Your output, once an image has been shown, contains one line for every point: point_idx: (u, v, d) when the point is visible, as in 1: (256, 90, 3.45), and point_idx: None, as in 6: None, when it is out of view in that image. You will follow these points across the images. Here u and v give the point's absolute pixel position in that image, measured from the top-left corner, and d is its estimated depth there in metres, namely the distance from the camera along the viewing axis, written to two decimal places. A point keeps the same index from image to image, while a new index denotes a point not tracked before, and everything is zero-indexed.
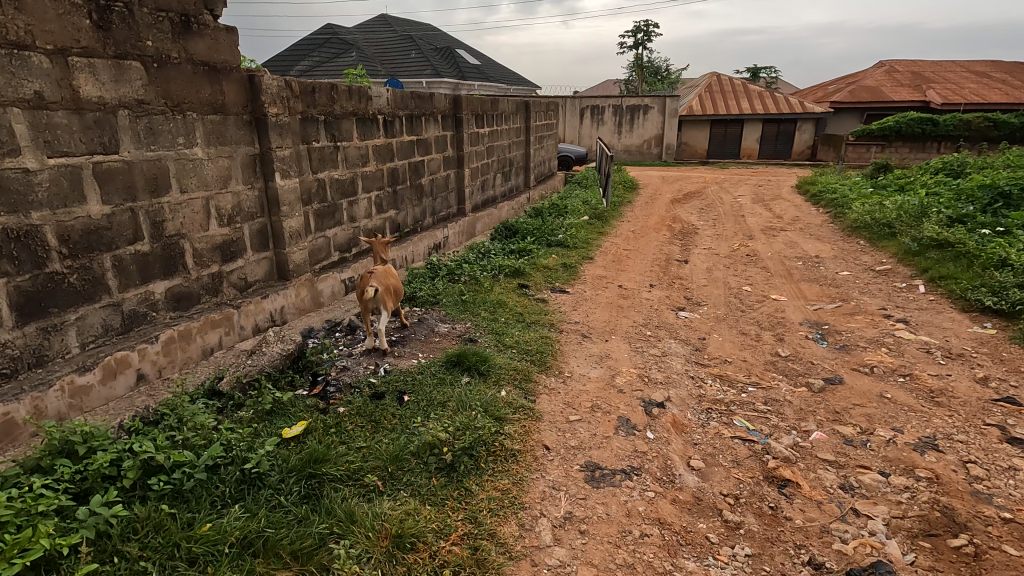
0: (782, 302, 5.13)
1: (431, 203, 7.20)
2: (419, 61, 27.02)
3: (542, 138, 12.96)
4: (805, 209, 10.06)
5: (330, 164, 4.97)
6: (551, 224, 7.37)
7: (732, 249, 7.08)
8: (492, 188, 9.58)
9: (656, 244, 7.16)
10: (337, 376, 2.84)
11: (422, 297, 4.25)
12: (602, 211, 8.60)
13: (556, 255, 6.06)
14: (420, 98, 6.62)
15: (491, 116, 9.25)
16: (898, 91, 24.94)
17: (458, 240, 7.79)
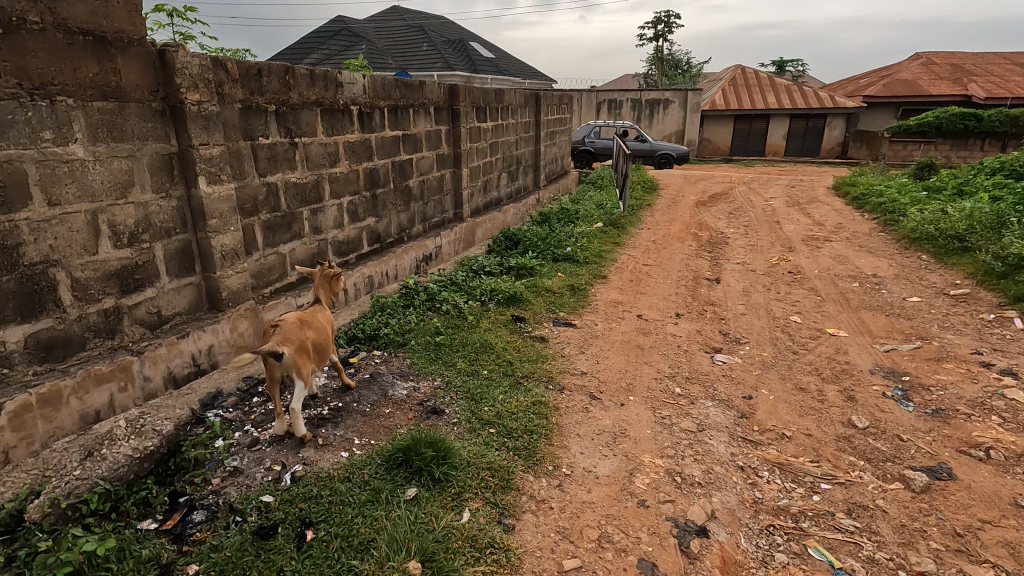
0: (842, 339, 4.12)
1: (422, 208, 6.30)
2: (431, 55, 26.07)
3: (554, 133, 11.98)
4: (848, 215, 8.95)
5: (285, 165, 4.07)
6: (559, 234, 6.40)
7: (770, 265, 6.05)
8: (495, 190, 8.66)
9: (681, 258, 6.15)
10: (212, 494, 2.01)
11: (386, 337, 3.34)
12: (619, 216, 7.60)
13: (563, 273, 5.11)
14: (407, 87, 5.69)
15: (495, 109, 8.30)
16: (937, 85, 23.40)
17: (454, 251, 6.89)
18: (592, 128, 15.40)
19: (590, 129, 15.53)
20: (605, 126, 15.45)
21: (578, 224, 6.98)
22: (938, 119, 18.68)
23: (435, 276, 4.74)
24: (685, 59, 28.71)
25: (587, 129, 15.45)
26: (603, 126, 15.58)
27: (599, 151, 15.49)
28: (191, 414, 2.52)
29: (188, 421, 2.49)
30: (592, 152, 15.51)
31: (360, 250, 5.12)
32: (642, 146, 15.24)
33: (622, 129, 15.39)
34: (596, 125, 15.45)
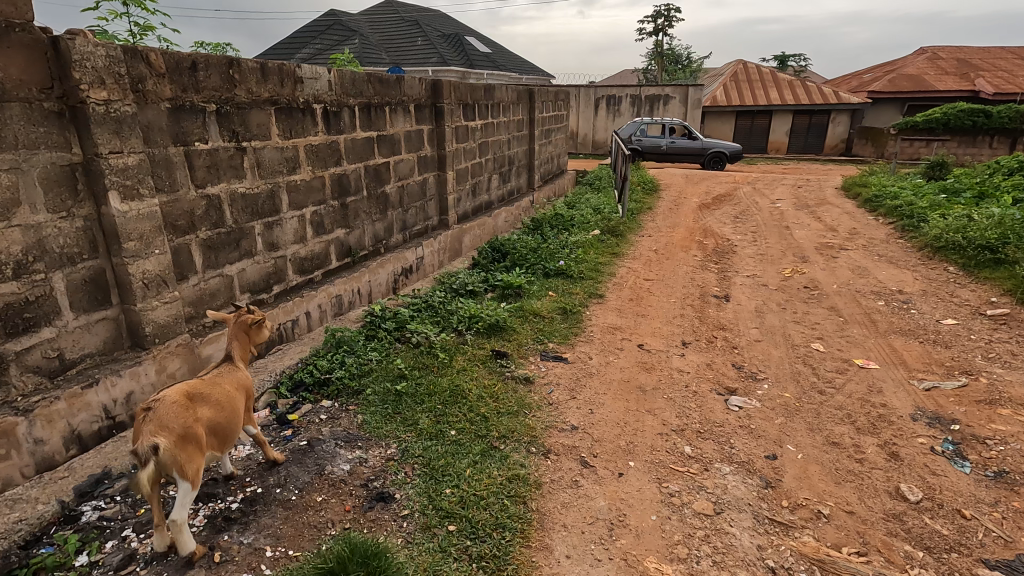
0: (874, 374, 3.58)
1: (401, 216, 5.75)
2: (425, 50, 25.42)
3: (550, 131, 11.42)
4: (861, 219, 8.42)
5: (229, 173, 3.51)
6: (552, 244, 5.84)
7: (782, 279, 5.50)
8: (485, 194, 8.08)
9: (685, 271, 5.60)
10: None
11: (338, 383, 2.79)
12: (617, 222, 7.05)
13: (555, 292, 4.56)
14: (382, 83, 5.13)
15: (484, 107, 7.73)
16: (943, 80, 22.85)
17: (439, 262, 6.35)
18: (640, 125, 14.88)
19: (638, 126, 15.03)
20: (652, 123, 14.85)
21: (572, 233, 6.44)
22: (946, 116, 18.17)
23: (409, 297, 4.18)
24: (685, 54, 28.09)
25: (636, 126, 14.91)
26: (653, 124, 14.77)
27: (647, 149, 14.94)
28: (59, 509, 2.33)
29: (53, 519, 2.30)
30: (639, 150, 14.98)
31: (327, 266, 4.58)
32: (692, 145, 14.55)
33: (670, 126, 14.73)
34: (644, 122, 14.90)
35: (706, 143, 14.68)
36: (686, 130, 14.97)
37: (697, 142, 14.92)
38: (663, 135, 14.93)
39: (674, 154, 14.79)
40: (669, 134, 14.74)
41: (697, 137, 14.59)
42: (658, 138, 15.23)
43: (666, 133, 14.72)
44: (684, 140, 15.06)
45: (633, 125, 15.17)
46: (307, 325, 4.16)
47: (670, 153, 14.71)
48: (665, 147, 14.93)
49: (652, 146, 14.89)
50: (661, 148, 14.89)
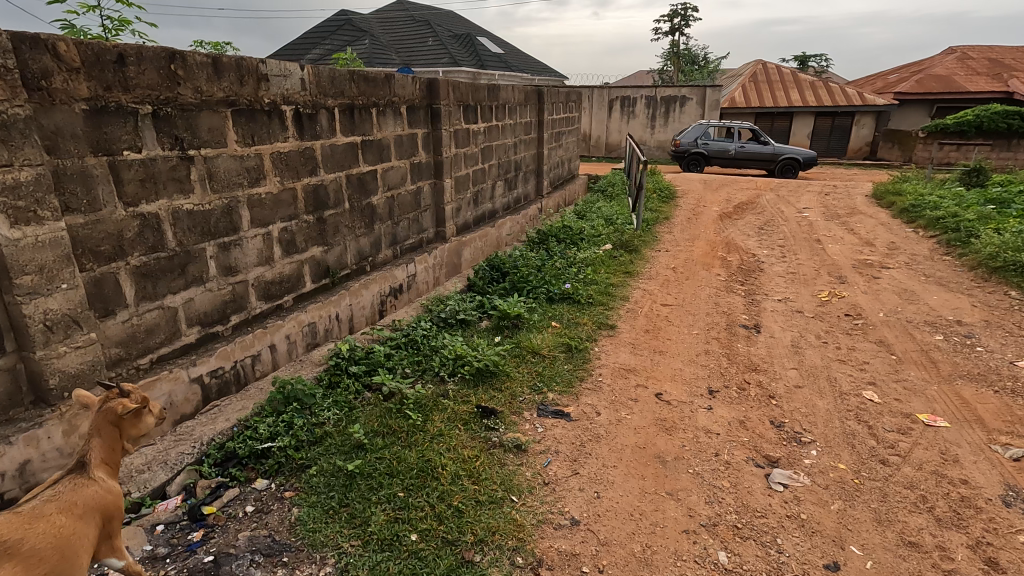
0: (944, 435, 2.94)
1: (391, 230, 5.19)
2: (435, 50, 24.94)
3: (560, 134, 10.82)
4: (899, 231, 7.72)
5: (171, 188, 2.97)
6: (558, 262, 5.24)
7: (819, 306, 4.85)
8: (487, 202, 7.51)
9: (707, 294, 4.97)
10: None
11: (279, 456, 2.24)
12: (632, 236, 6.43)
13: (559, 323, 3.97)
14: (367, 81, 4.57)
15: (487, 109, 7.15)
16: (974, 80, 21.88)
17: (434, 279, 5.78)
18: (705, 128, 14.17)
19: (703, 129, 14.14)
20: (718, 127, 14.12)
21: (581, 249, 5.83)
22: (979, 119, 17.29)
23: (390, 329, 3.61)
24: (702, 53, 27.28)
25: (702, 129, 14.18)
26: (718, 129, 13.68)
27: (712, 154, 14.15)
28: None
29: None
30: (704, 155, 14.21)
31: (300, 290, 4.03)
32: (764, 153, 13.65)
33: (739, 130, 13.95)
34: (709, 125, 14.17)
35: (776, 149, 13.82)
36: (756, 134, 13.87)
37: (767, 148, 13.87)
38: (729, 140, 13.91)
39: (742, 160, 13.96)
40: (736, 139, 13.96)
41: (767, 142, 13.76)
42: (725, 142, 14.09)
43: (732, 137, 13.95)
44: (752, 144, 14.02)
45: (698, 129, 14.46)
46: (270, 361, 3.62)
47: (737, 158, 13.90)
48: (732, 152, 13.93)
49: (717, 151, 14.10)
50: (728, 154, 13.98)
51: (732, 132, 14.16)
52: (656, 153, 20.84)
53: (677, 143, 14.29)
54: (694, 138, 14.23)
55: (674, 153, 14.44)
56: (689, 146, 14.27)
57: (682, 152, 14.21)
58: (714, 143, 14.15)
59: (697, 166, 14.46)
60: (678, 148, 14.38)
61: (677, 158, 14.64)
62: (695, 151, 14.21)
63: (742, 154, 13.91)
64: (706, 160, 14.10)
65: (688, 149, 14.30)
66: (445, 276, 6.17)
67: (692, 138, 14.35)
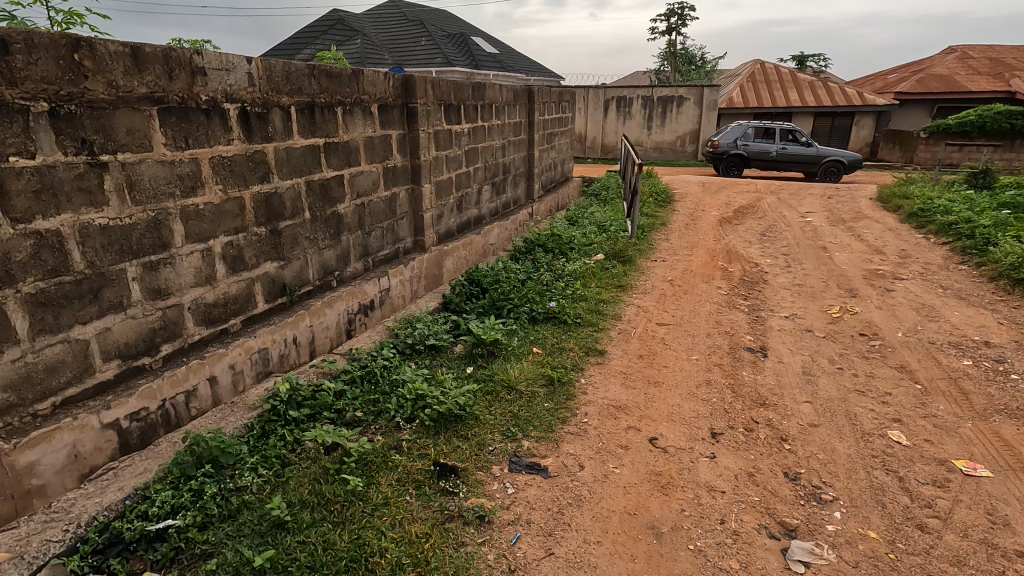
0: (988, 489, 2.50)
1: (361, 241, 4.74)
2: (428, 50, 24.52)
3: (552, 135, 10.38)
4: (909, 237, 7.30)
5: (78, 200, 2.52)
6: (544, 276, 4.80)
7: (829, 324, 4.42)
8: (473, 207, 7.07)
9: (707, 311, 4.53)
10: None
11: (177, 541, 1.92)
12: (626, 244, 6.00)
13: (541, 349, 3.54)
14: (330, 77, 4.12)
15: (472, 108, 6.71)
16: (975, 79, 21.55)
17: (412, 293, 5.36)
18: (744, 128, 13.74)
19: (743, 129, 13.68)
20: (758, 127, 13.68)
21: (570, 260, 5.39)
22: (981, 119, 16.97)
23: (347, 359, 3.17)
24: (699, 53, 26.91)
25: (741, 129, 13.75)
26: (760, 129, 13.23)
27: (752, 155, 13.72)
28: None
29: None
30: (743, 156, 13.77)
31: (250, 312, 3.59)
32: (807, 154, 13.19)
33: (780, 130, 13.52)
34: (749, 125, 13.73)
35: (820, 150, 13.36)
36: (799, 135, 13.41)
37: (810, 149, 13.40)
38: (770, 140, 13.45)
39: (784, 161, 13.51)
40: (777, 139, 13.53)
41: (811, 144, 13.32)
42: (767, 142, 13.61)
43: (772, 138, 13.52)
44: (794, 145, 13.55)
45: (735, 129, 14.02)
46: (210, 396, 3.18)
47: (778, 159, 13.46)
48: (773, 153, 13.46)
49: (758, 152, 13.67)
50: (769, 155, 13.51)
51: (772, 132, 13.70)
52: (653, 154, 20.42)
53: (715, 144, 13.86)
54: (733, 139, 13.78)
55: (712, 154, 13.99)
56: (728, 146, 13.83)
57: (721, 153, 13.77)
58: (754, 144, 13.72)
59: (734, 168, 14.01)
60: (716, 149, 13.95)
61: (714, 159, 14.19)
62: (735, 152, 13.76)
63: (784, 155, 13.48)
64: (745, 161, 13.67)
65: (726, 150, 13.86)
66: (425, 289, 5.74)
67: (731, 138, 13.90)
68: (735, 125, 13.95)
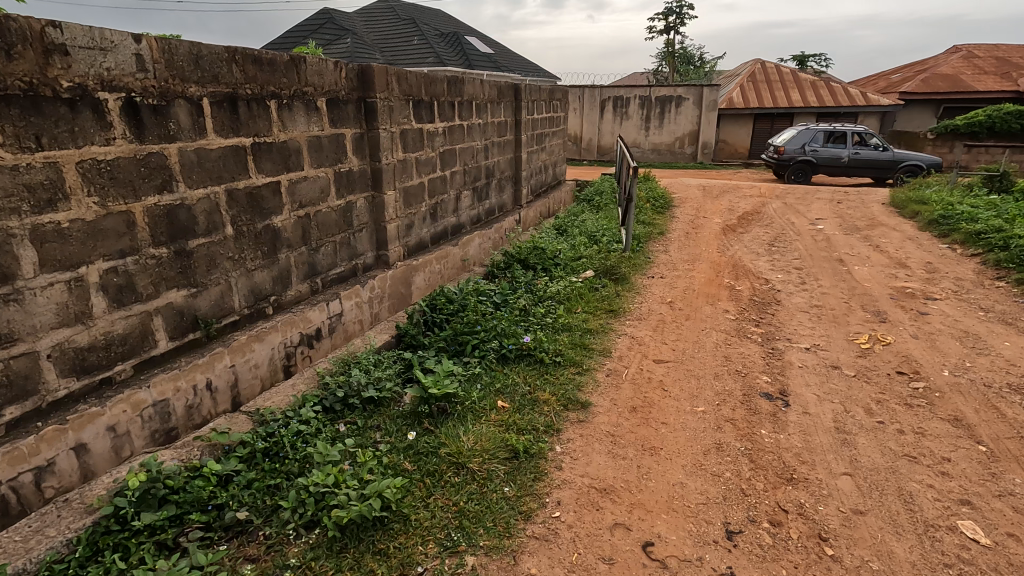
0: None
1: (306, 258, 4.04)
2: (420, 50, 23.82)
3: (542, 136, 9.70)
4: (932, 248, 6.62)
5: None
6: (522, 299, 4.11)
7: (859, 360, 3.71)
8: (450, 215, 6.36)
9: (714, 342, 3.83)
10: None
11: None
12: (618, 259, 5.30)
13: (509, 400, 2.86)
14: (259, 64, 3.42)
15: (447, 106, 6.00)
16: (981, 79, 20.96)
17: (372, 318, 4.65)
18: (812, 133, 13.06)
19: (812, 134, 13.03)
20: (826, 132, 12.98)
21: (555, 279, 4.69)
22: (991, 119, 16.62)
23: (258, 422, 2.60)
24: (698, 54, 26.26)
25: (809, 134, 13.06)
26: (829, 134, 12.57)
27: (822, 161, 13.01)
28: None
29: None
30: (812, 162, 13.09)
31: (146, 354, 2.87)
32: (883, 158, 12.43)
33: (850, 134, 12.82)
34: (817, 130, 13.03)
35: (897, 153, 12.60)
36: (873, 138, 12.68)
37: (885, 153, 12.64)
38: (840, 145, 12.76)
39: (856, 166, 12.79)
40: (848, 144, 12.82)
41: (885, 147, 12.55)
42: (838, 147, 12.90)
43: (844, 143, 12.81)
44: (868, 149, 12.81)
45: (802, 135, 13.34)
46: (75, 469, 2.47)
47: (851, 165, 12.74)
48: (846, 158, 12.74)
49: (828, 158, 12.98)
50: (841, 160, 12.82)
51: (841, 136, 12.98)
52: (651, 157, 19.72)
53: (780, 150, 13.23)
54: (801, 145, 13.13)
55: (776, 162, 13.36)
56: (794, 152, 13.17)
57: (787, 160, 13.12)
58: (824, 149, 13.01)
59: (803, 175, 13.33)
60: (781, 156, 13.30)
61: (779, 166, 13.55)
62: (803, 158, 13.10)
63: (857, 160, 12.76)
64: (813, 168, 12.99)
65: (791, 157, 13.21)
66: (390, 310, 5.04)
67: (797, 144, 13.22)
68: (801, 130, 13.28)
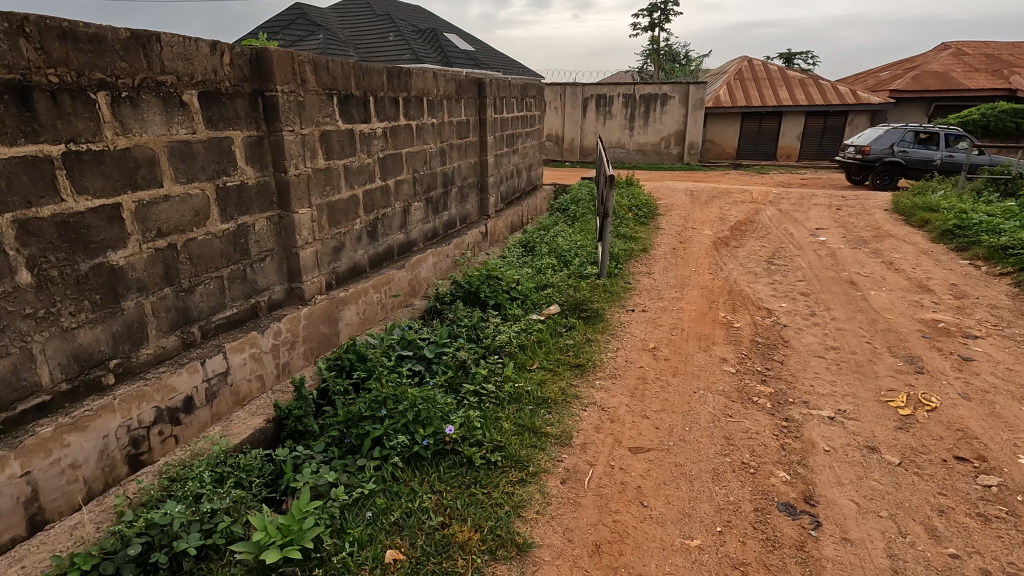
0: None
1: (172, 303, 3.05)
2: (396, 47, 22.75)
3: (514, 138, 8.76)
4: (954, 266, 5.78)
5: None
6: (459, 352, 3.21)
7: (900, 436, 2.81)
8: (395, 232, 5.40)
9: (710, 411, 2.91)
10: None
11: None
12: (590, 291, 4.38)
13: (405, 548, 2.04)
14: (71, 38, 2.43)
15: (387, 103, 5.02)
16: (972, 76, 20.43)
17: (279, 371, 3.69)
18: (902, 133, 11.73)
19: (902, 134, 11.70)
20: (915, 131, 11.68)
21: (508, 320, 3.77)
22: (986, 118, 16.51)
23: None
24: (683, 52, 25.50)
25: (899, 133, 11.78)
26: (923, 134, 11.28)
27: (911, 164, 11.72)
28: None
29: None
30: (900, 165, 11.78)
31: None
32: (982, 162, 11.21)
33: (942, 135, 11.60)
34: (906, 129, 11.72)
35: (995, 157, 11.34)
36: (969, 138, 11.44)
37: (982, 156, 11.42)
38: (934, 146, 11.49)
39: (949, 170, 11.57)
40: (940, 145, 11.57)
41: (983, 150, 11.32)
42: (931, 148, 11.61)
43: (935, 144, 11.57)
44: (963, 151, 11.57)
45: (890, 134, 12.05)
46: None
47: (942, 169, 11.53)
48: (940, 161, 11.48)
49: (919, 160, 11.70)
50: (935, 163, 11.54)
51: (931, 136, 11.72)
52: (636, 157, 18.85)
53: (865, 149, 11.91)
54: (888, 146, 11.80)
55: (860, 164, 12.07)
56: (881, 152, 11.90)
57: (874, 162, 11.79)
58: (914, 151, 11.72)
59: (886, 176, 12.09)
60: (866, 157, 11.99)
61: (861, 166, 12.27)
62: (890, 160, 11.78)
63: (950, 163, 11.55)
64: (902, 171, 11.70)
65: (878, 158, 11.89)
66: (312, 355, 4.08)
67: (885, 144, 11.87)
68: (887, 129, 11.94)
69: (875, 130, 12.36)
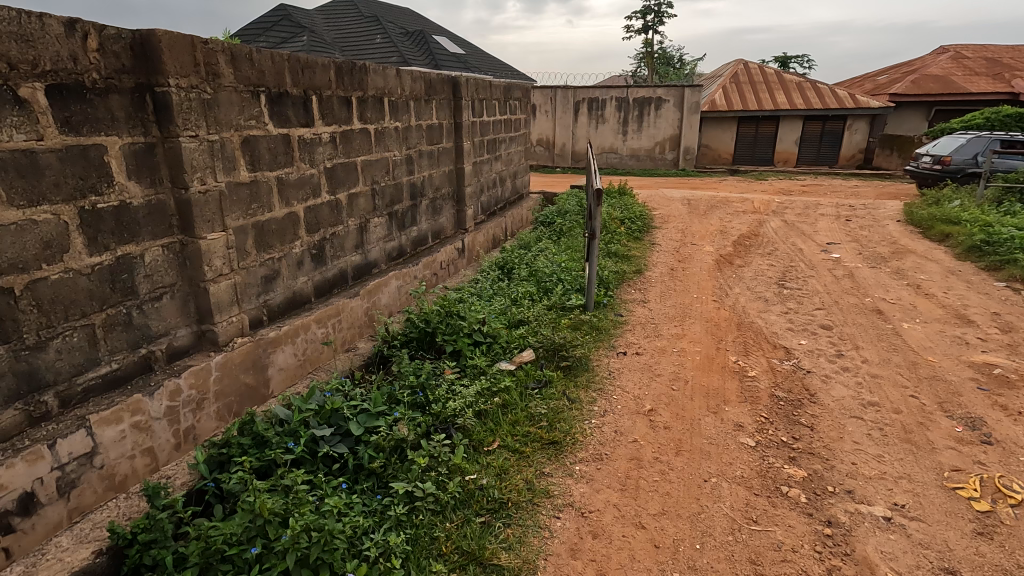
0: None
1: (7, 367, 2.29)
2: (383, 49, 22.01)
3: (496, 143, 8.04)
4: (992, 289, 5.08)
5: None
6: (396, 427, 2.51)
7: (985, 550, 2.08)
8: (349, 254, 4.65)
9: (727, 517, 2.20)
10: None
11: None
12: (572, 330, 3.66)
13: None
14: None
15: (337, 104, 4.28)
16: (973, 79, 19.93)
17: (178, 439, 2.91)
18: (988, 142, 10.73)
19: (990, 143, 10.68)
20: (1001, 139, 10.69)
21: (468, 373, 3.05)
22: (991, 122, 15.96)
23: None
24: (678, 55, 24.91)
25: (985, 142, 10.75)
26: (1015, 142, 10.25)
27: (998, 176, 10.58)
28: None
29: None
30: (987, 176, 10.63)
31: None
32: None
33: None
34: (992, 137, 10.73)
35: None
36: None
37: None
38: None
39: None
40: None
41: None
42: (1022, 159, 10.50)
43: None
44: None
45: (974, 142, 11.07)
46: None
47: None
48: None
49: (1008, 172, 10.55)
50: None
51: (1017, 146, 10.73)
52: (630, 163, 18.16)
53: (947, 160, 10.85)
54: (973, 155, 10.74)
55: (941, 174, 10.95)
56: (964, 163, 10.81)
57: (957, 171, 10.71)
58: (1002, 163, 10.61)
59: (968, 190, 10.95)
60: (948, 167, 10.89)
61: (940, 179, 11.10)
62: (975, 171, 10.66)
63: None
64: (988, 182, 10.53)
65: (962, 167, 10.77)
66: (234, 414, 3.32)
67: (969, 153, 10.82)
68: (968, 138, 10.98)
69: (954, 138, 11.37)
